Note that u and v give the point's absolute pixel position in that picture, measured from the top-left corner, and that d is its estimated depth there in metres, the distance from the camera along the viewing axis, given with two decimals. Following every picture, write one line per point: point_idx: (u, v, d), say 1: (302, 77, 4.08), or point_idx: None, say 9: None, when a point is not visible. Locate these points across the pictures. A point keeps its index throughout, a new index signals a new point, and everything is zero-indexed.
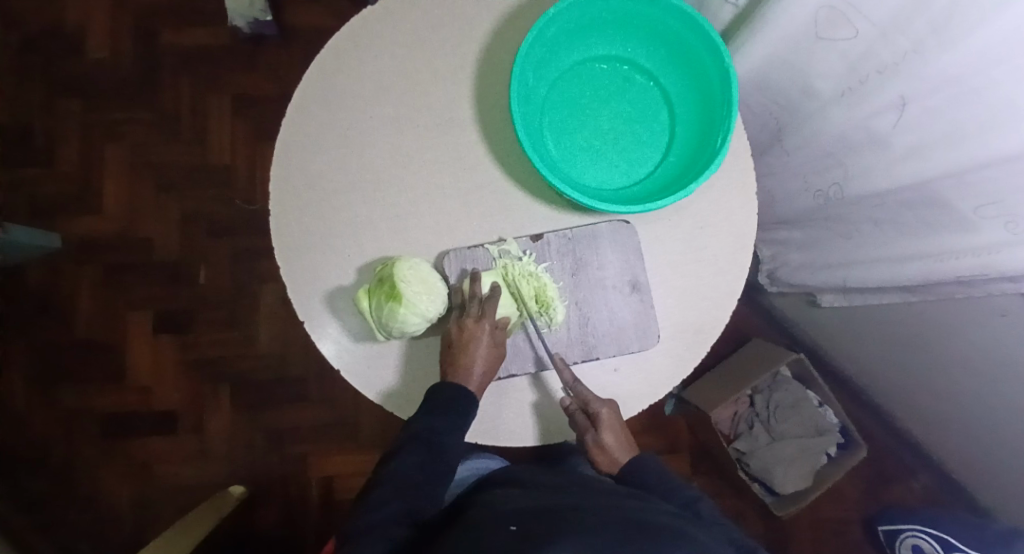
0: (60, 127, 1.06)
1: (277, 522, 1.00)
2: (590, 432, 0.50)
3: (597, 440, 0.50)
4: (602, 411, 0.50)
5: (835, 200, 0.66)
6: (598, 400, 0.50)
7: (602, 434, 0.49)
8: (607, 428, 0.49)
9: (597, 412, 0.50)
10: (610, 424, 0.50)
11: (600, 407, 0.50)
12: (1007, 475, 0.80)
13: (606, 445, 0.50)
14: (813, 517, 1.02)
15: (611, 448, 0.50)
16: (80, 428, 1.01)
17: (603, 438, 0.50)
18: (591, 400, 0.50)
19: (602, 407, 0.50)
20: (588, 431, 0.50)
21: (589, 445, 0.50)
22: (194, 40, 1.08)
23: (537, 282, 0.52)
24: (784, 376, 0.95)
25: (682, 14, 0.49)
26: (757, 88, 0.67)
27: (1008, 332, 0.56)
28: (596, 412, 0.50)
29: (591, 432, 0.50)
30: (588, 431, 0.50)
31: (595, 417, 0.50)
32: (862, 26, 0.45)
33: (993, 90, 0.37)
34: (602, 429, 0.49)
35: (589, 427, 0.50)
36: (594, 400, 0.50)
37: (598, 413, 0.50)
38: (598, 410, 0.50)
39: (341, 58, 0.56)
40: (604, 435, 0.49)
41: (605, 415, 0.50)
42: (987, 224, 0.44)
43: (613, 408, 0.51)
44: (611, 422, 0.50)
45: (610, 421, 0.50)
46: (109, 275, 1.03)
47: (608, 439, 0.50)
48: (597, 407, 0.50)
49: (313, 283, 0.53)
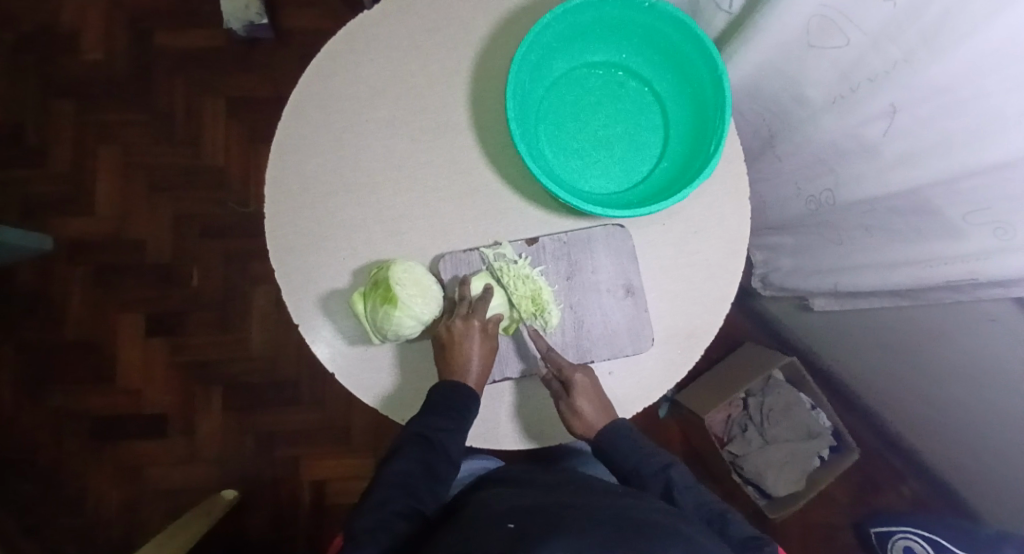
0: (52, 126, 1.05)
1: (268, 527, 0.99)
2: (564, 398, 0.50)
3: (571, 407, 0.50)
4: (576, 377, 0.50)
5: (826, 205, 0.67)
6: (572, 366, 0.50)
7: (575, 399, 0.49)
8: (581, 394, 0.49)
9: (571, 378, 0.50)
10: (584, 390, 0.50)
11: (573, 373, 0.50)
12: (995, 479, 0.81)
13: (581, 411, 0.49)
14: (804, 521, 1.02)
15: (587, 414, 0.49)
16: (69, 431, 0.99)
17: (578, 404, 0.49)
18: (565, 367, 0.50)
19: (576, 372, 0.50)
20: (563, 398, 0.50)
21: (565, 414, 0.50)
22: (190, 41, 1.08)
23: (532, 285, 0.51)
24: (776, 379, 0.96)
25: (676, 21, 0.50)
26: (750, 95, 0.68)
27: (995, 336, 0.57)
28: (569, 378, 0.50)
29: (565, 398, 0.50)
30: (562, 398, 0.50)
31: (568, 383, 0.50)
32: (854, 35, 0.46)
33: (983, 99, 0.37)
34: (576, 394, 0.49)
35: (563, 394, 0.50)
36: (567, 367, 0.50)
37: (571, 379, 0.50)
38: (571, 376, 0.50)
39: (338, 60, 0.56)
40: (577, 401, 0.49)
41: (578, 381, 0.50)
42: (975, 230, 0.45)
43: (588, 375, 0.51)
44: (585, 387, 0.50)
45: (584, 387, 0.50)
46: (101, 276, 1.02)
47: (582, 404, 0.49)
48: (570, 373, 0.50)
49: (307, 285, 0.53)
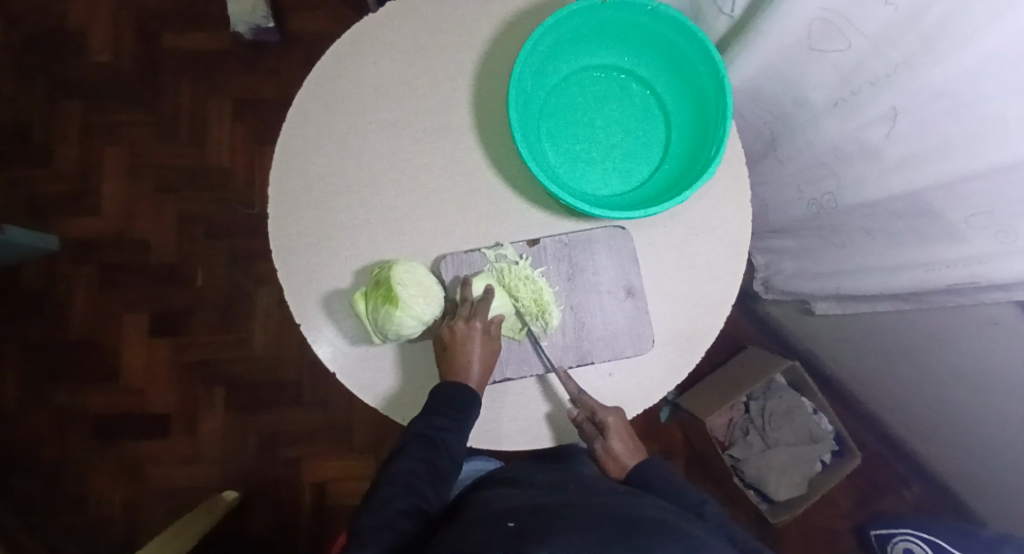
0: (59, 127, 1.06)
1: (269, 527, 0.99)
2: (598, 440, 0.51)
3: (605, 448, 0.51)
4: (610, 421, 0.50)
5: (828, 208, 0.67)
6: (604, 408, 0.51)
7: (611, 440, 0.51)
8: (615, 435, 0.51)
9: (606, 422, 0.50)
10: (617, 431, 0.51)
11: (607, 416, 0.50)
12: (999, 483, 0.80)
13: (615, 451, 0.51)
14: (805, 525, 1.02)
15: (620, 453, 0.52)
16: (73, 429, 1.00)
17: (613, 445, 0.51)
18: (599, 410, 0.51)
19: (609, 415, 0.51)
20: (597, 438, 0.51)
21: (598, 451, 0.52)
22: (195, 42, 1.09)
23: (534, 286, 0.52)
24: (778, 383, 0.96)
25: (679, 25, 0.50)
26: (751, 98, 0.68)
27: (999, 339, 0.57)
28: (604, 422, 0.50)
29: (599, 440, 0.51)
30: (597, 440, 0.51)
31: (603, 426, 0.50)
32: (855, 38, 0.46)
33: (983, 103, 0.38)
34: (611, 437, 0.51)
35: (597, 436, 0.51)
36: (601, 409, 0.51)
37: (606, 422, 0.50)
38: (605, 420, 0.50)
39: (341, 62, 0.57)
40: (612, 442, 0.51)
41: (612, 423, 0.51)
42: (976, 233, 0.45)
43: (619, 413, 0.52)
44: (619, 428, 0.51)
45: (617, 427, 0.51)
46: (105, 275, 1.03)
47: (616, 445, 0.51)
48: (604, 417, 0.50)
49: (310, 285, 0.53)
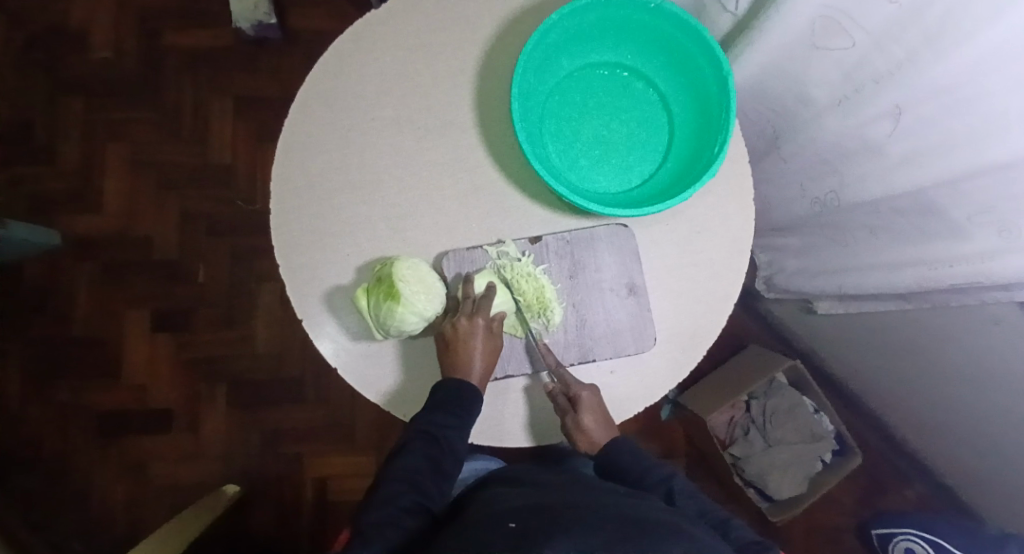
0: (61, 124, 1.06)
1: (272, 524, 0.99)
2: (569, 414, 0.50)
3: (577, 422, 0.50)
4: (583, 394, 0.50)
5: (830, 207, 0.67)
6: (579, 383, 0.51)
7: (582, 415, 0.50)
8: (587, 409, 0.50)
9: (578, 395, 0.50)
10: (590, 406, 0.50)
11: (581, 390, 0.50)
12: (1001, 482, 0.80)
13: (586, 427, 0.49)
14: (807, 523, 1.02)
15: (590, 430, 0.49)
16: (75, 426, 1.00)
17: (583, 420, 0.49)
18: (573, 384, 0.51)
19: (583, 390, 0.50)
20: (568, 413, 0.50)
21: (569, 428, 0.50)
22: (197, 40, 1.09)
23: (536, 282, 0.52)
24: (780, 382, 0.95)
25: (681, 22, 0.50)
26: (753, 95, 0.68)
27: (1002, 338, 0.57)
28: (576, 395, 0.50)
29: (571, 414, 0.50)
30: (569, 414, 0.50)
31: (575, 399, 0.50)
32: (857, 35, 0.46)
33: (986, 100, 0.37)
34: (582, 410, 0.49)
35: (569, 410, 0.50)
36: (575, 384, 0.51)
37: (579, 396, 0.50)
38: (578, 393, 0.50)
39: (343, 59, 0.56)
40: (583, 416, 0.49)
41: (585, 398, 0.50)
42: (979, 232, 0.45)
43: (595, 393, 0.51)
44: (591, 404, 0.50)
45: (590, 403, 0.50)
46: (109, 272, 1.03)
47: (587, 420, 0.49)
48: (578, 390, 0.50)
49: (313, 281, 0.53)
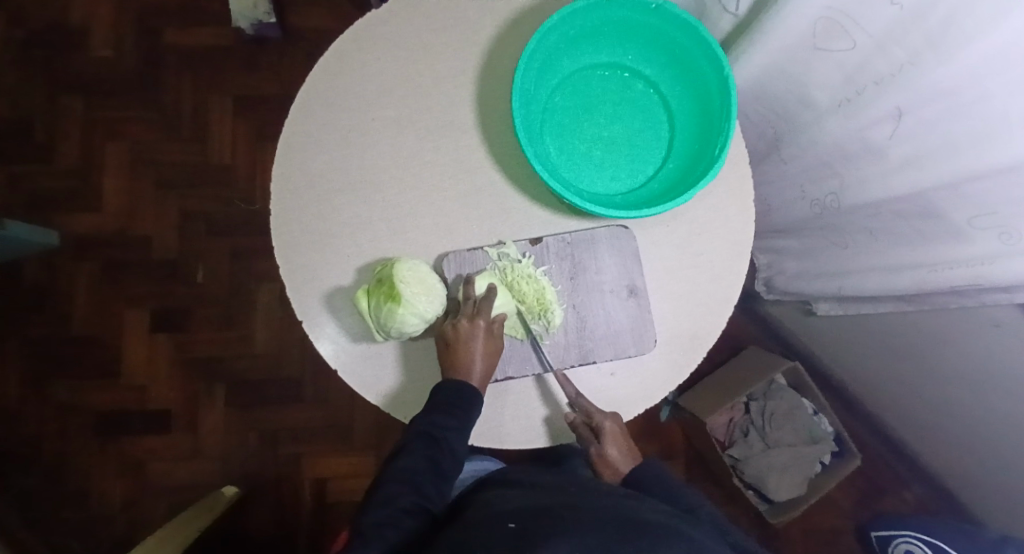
0: (60, 123, 1.06)
1: (270, 524, 0.99)
2: (593, 444, 0.52)
3: (601, 451, 0.52)
4: (606, 425, 0.51)
5: (831, 208, 0.67)
6: (601, 412, 0.51)
7: (606, 445, 0.51)
8: (611, 440, 0.51)
9: (602, 427, 0.51)
10: (614, 436, 0.52)
11: (604, 421, 0.51)
12: (999, 484, 0.80)
13: (609, 455, 0.52)
14: (806, 525, 1.02)
15: (614, 457, 0.52)
16: (73, 425, 1.00)
17: (607, 449, 0.52)
18: (596, 414, 0.51)
19: (606, 420, 0.51)
20: (592, 442, 0.52)
21: (592, 455, 0.53)
22: (197, 39, 1.09)
23: (536, 284, 0.52)
24: (779, 384, 0.95)
25: (683, 24, 0.50)
26: (754, 96, 0.68)
27: (1001, 340, 0.57)
28: (601, 427, 0.51)
29: (595, 444, 0.52)
30: (592, 444, 0.52)
31: (599, 430, 0.51)
32: (859, 37, 0.46)
33: (987, 103, 0.37)
34: (607, 441, 0.51)
35: (592, 440, 0.52)
36: (598, 414, 0.51)
37: (603, 427, 0.51)
38: (602, 424, 0.51)
39: (344, 59, 0.56)
40: (607, 446, 0.52)
41: (609, 429, 0.51)
42: (980, 235, 0.45)
43: (616, 419, 0.52)
44: (614, 433, 0.52)
45: (613, 433, 0.52)
46: (107, 271, 1.03)
47: (611, 449, 0.52)
48: (601, 421, 0.51)
49: (312, 282, 0.53)
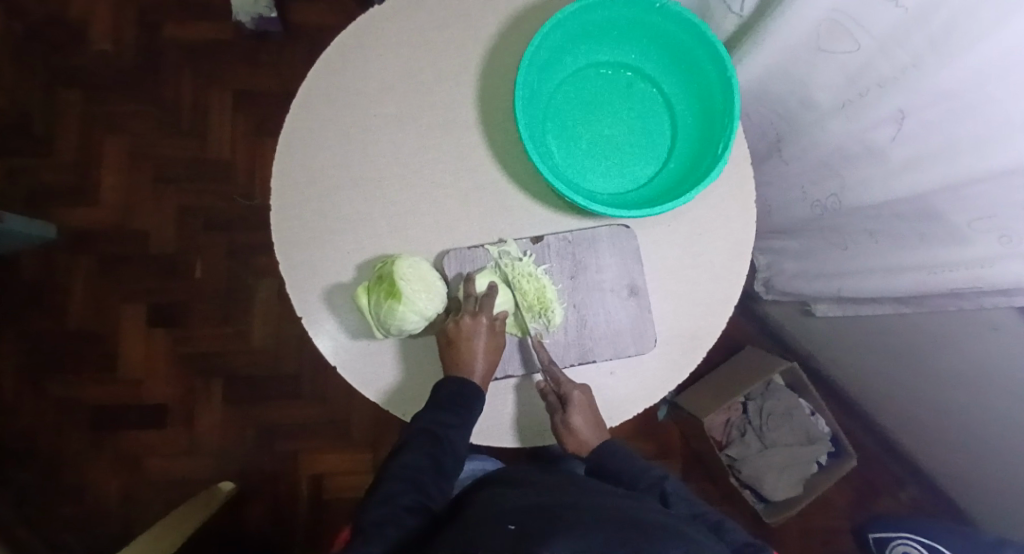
0: (58, 116, 1.05)
1: (267, 520, 0.99)
2: (559, 412, 0.50)
3: (565, 422, 0.50)
4: (574, 393, 0.50)
5: (831, 210, 0.67)
6: (571, 382, 0.51)
7: (571, 414, 0.49)
8: (576, 409, 0.49)
9: (568, 393, 0.50)
10: (580, 406, 0.50)
11: (571, 389, 0.50)
12: (994, 485, 0.81)
13: (574, 427, 0.49)
14: (802, 525, 1.03)
15: (579, 430, 0.49)
16: (69, 420, 0.99)
17: (572, 419, 0.49)
18: (564, 382, 0.50)
19: (574, 388, 0.50)
20: (558, 411, 0.50)
21: (559, 427, 0.50)
22: (197, 33, 1.08)
23: (536, 282, 0.51)
24: (776, 384, 0.96)
25: (687, 22, 0.50)
26: (756, 97, 0.68)
27: (998, 342, 0.57)
28: (567, 394, 0.50)
29: (560, 413, 0.50)
30: (558, 413, 0.50)
31: (566, 398, 0.50)
32: (862, 39, 0.46)
33: (990, 106, 0.37)
34: (571, 409, 0.49)
35: (559, 409, 0.50)
36: (567, 382, 0.51)
37: (569, 394, 0.50)
38: (569, 392, 0.50)
39: (346, 54, 0.56)
40: (571, 415, 0.49)
41: (576, 397, 0.50)
42: (980, 238, 0.45)
43: (586, 391, 0.50)
44: (581, 404, 0.50)
45: (580, 403, 0.50)
46: (105, 266, 1.02)
47: (575, 419, 0.49)
48: (569, 389, 0.50)
49: (312, 278, 0.53)
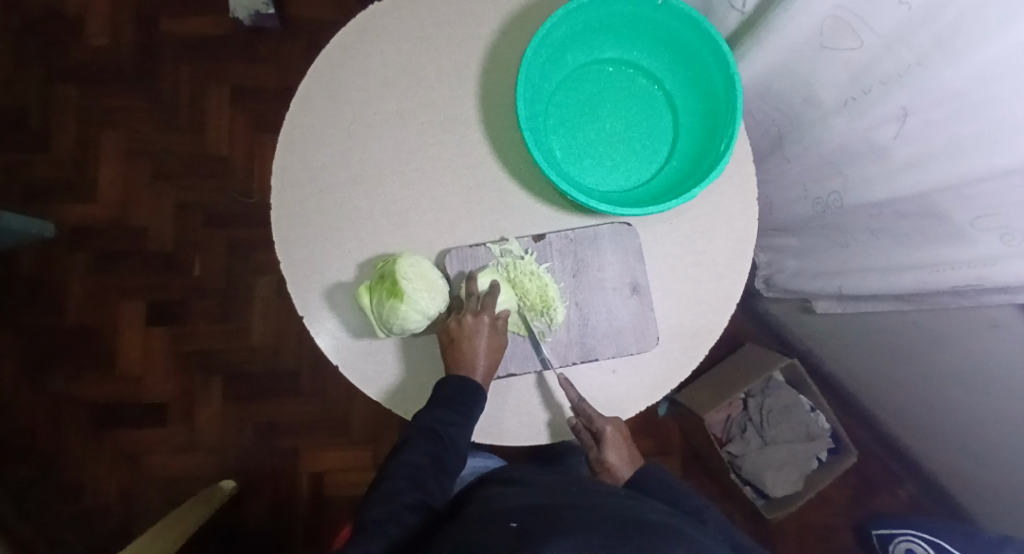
0: (55, 111, 1.05)
1: (266, 517, 0.99)
2: (593, 448, 0.52)
3: (600, 457, 0.52)
4: (607, 431, 0.51)
5: (833, 208, 0.67)
6: (602, 418, 0.51)
7: (606, 451, 0.52)
8: (611, 446, 0.51)
9: (602, 431, 0.51)
10: (614, 441, 0.52)
11: (605, 426, 0.51)
12: (993, 481, 0.81)
13: (609, 461, 0.52)
14: (801, 521, 1.03)
15: (613, 463, 0.52)
16: (68, 417, 0.99)
17: (607, 455, 0.52)
18: (597, 420, 0.51)
19: (607, 425, 0.51)
20: (591, 446, 0.52)
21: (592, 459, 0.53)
22: (195, 28, 1.07)
23: (540, 281, 0.52)
24: (777, 381, 0.96)
25: (690, 20, 0.50)
26: (759, 94, 0.68)
27: (999, 341, 0.57)
28: (601, 432, 0.51)
29: (595, 449, 0.52)
30: (593, 448, 0.52)
31: (600, 436, 0.51)
32: (867, 36, 0.45)
33: (993, 105, 0.37)
34: (606, 447, 0.51)
35: (592, 445, 0.52)
36: (599, 419, 0.51)
37: (603, 432, 0.51)
38: (602, 429, 0.51)
39: (347, 51, 0.56)
40: (606, 452, 0.52)
41: (609, 433, 0.51)
42: (982, 236, 0.45)
43: (617, 424, 0.52)
44: (615, 439, 0.52)
45: (613, 439, 0.52)
46: (103, 262, 1.02)
47: (610, 455, 0.52)
48: (602, 427, 0.51)
49: (313, 276, 0.53)
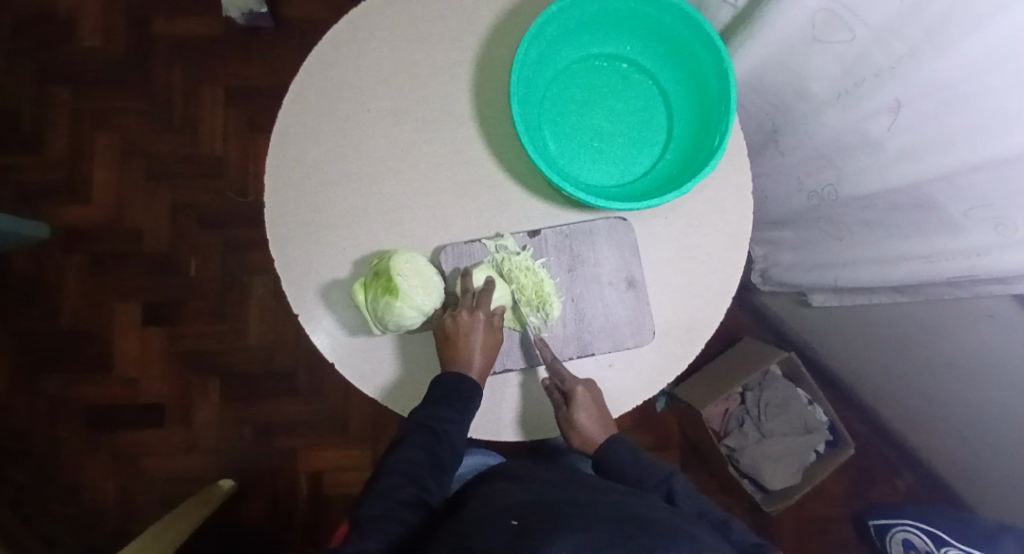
0: (46, 113, 1.04)
1: (265, 517, 0.99)
2: (564, 409, 0.51)
3: (570, 419, 0.50)
4: (577, 390, 0.50)
5: (828, 200, 0.67)
6: (575, 379, 0.51)
7: (575, 411, 0.50)
8: (580, 406, 0.50)
9: (573, 390, 0.50)
10: (584, 403, 0.50)
11: (575, 386, 0.50)
12: (989, 471, 0.81)
13: (579, 423, 0.50)
14: (799, 513, 1.03)
15: (584, 426, 0.50)
16: (65, 420, 0.99)
17: (575, 415, 0.50)
18: (568, 379, 0.51)
19: (578, 385, 0.50)
20: (563, 408, 0.51)
21: (564, 425, 0.51)
22: (187, 28, 1.07)
23: (535, 277, 0.51)
24: (774, 374, 0.96)
25: (682, 14, 0.50)
26: (753, 88, 0.68)
27: (994, 331, 0.58)
28: (571, 390, 0.50)
29: (565, 409, 0.50)
30: (564, 410, 0.51)
31: (570, 395, 0.50)
32: (858, 29, 0.45)
33: (985, 96, 0.37)
34: (576, 407, 0.50)
35: (563, 405, 0.51)
36: (570, 379, 0.51)
37: (573, 391, 0.50)
38: (572, 388, 0.50)
39: (338, 48, 0.55)
40: (575, 411, 0.50)
41: (580, 393, 0.50)
42: (976, 227, 0.45)
43: (591, 388, 0.51)
44: (585, 400, 0.50)
45: (584, 400, 0.50)
46: (98, 265, 1.01)
47: (579, 416, 0.50)
48: (572, 386, 0.50)
49: (309, 274, 0.53)
